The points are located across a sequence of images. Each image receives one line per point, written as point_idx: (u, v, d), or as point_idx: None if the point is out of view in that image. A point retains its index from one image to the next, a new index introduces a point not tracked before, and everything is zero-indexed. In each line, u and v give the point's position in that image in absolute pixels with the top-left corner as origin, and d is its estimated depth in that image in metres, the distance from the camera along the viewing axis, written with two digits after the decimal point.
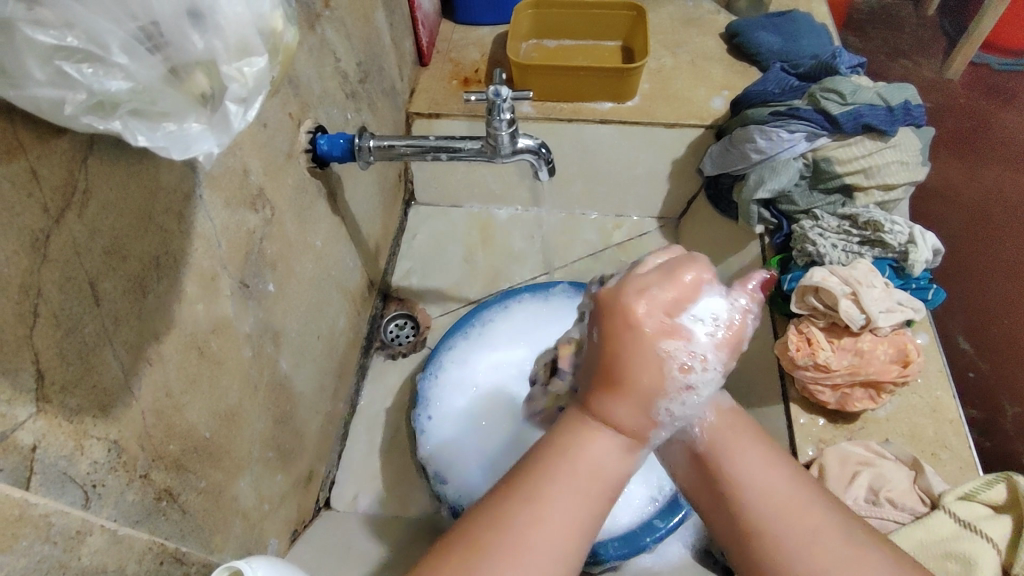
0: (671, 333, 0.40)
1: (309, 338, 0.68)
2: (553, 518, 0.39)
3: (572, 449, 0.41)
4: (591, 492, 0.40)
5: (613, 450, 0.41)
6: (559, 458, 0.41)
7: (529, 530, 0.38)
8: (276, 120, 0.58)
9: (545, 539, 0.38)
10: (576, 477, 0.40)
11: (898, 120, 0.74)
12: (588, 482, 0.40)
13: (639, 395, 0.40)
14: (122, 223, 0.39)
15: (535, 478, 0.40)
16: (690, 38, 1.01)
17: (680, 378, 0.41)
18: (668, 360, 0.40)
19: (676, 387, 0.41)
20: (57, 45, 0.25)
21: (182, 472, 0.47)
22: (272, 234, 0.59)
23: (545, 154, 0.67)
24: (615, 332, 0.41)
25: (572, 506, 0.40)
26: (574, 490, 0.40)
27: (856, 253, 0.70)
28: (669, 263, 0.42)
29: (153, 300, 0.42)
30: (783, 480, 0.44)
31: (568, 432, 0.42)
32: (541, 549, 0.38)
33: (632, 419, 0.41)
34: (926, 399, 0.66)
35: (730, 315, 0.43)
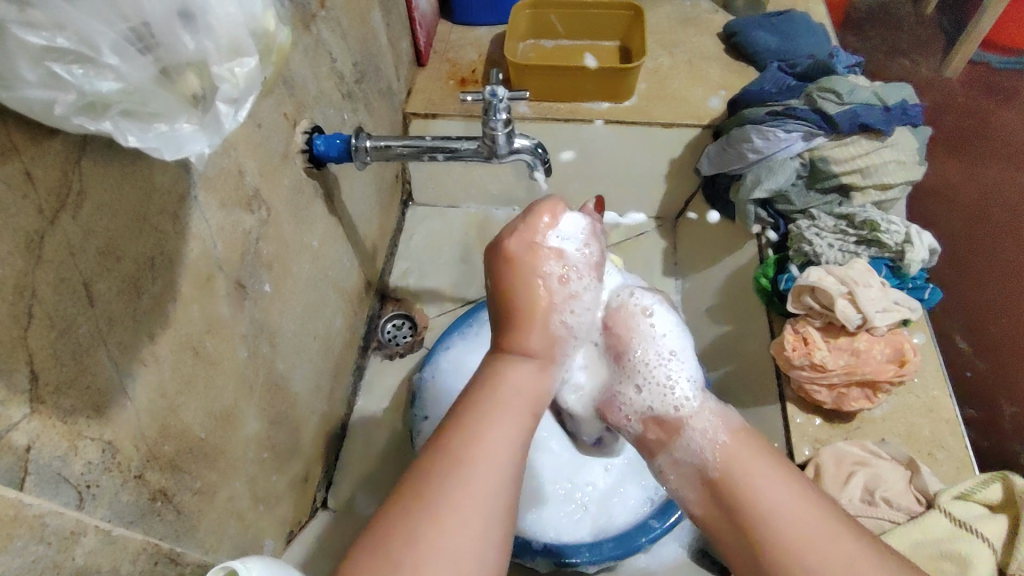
0: (537, 257, 0.51)
1: (306, 338, 0.68)
2: (490, 439, 0.42)
3: (497, 378, 0.46)
4: (521, 414, 0.44)
5: (531, 371, 0.47)
6: (489, 387, 0.45)
7: (470, 450, 0.41)
8: (271, 120, 0.58)
9: (486, 458, 0.41)
10: (510, 401, 0.45)
11: (895, 119, 0.74)
12: (516, 401, 0.45)
13: (527, 317, 0.49)
14: (116, 224, 0.39)
15: (474, 410, 0.43)
16: (688, 37, 1.01)
17: (561, 290, 0.51)
18: (547, 279, 0.51)
19: (561, 297, 0.51)
20: (47, 46, 0.24)
21: (177, 473, 0.47)
22: (268, 234, 0.59)
23: (541, 153, 0.67)
24: (506, 270, 0.51)
25: (507, 427, 0.43)
26: (502, 411, 0.44)
27: (852, 252, 0.70)
28: (532, 211, 0.53)
29: (148, 301, 0.42)
30: (790, 490, 0.45)
31: (491, 368, 0.47)
32: (482, 469, 0.40)
33: (540, 341, 0.49)
34: (922, 399, 0.66)
35: (583, 236, 0.54)
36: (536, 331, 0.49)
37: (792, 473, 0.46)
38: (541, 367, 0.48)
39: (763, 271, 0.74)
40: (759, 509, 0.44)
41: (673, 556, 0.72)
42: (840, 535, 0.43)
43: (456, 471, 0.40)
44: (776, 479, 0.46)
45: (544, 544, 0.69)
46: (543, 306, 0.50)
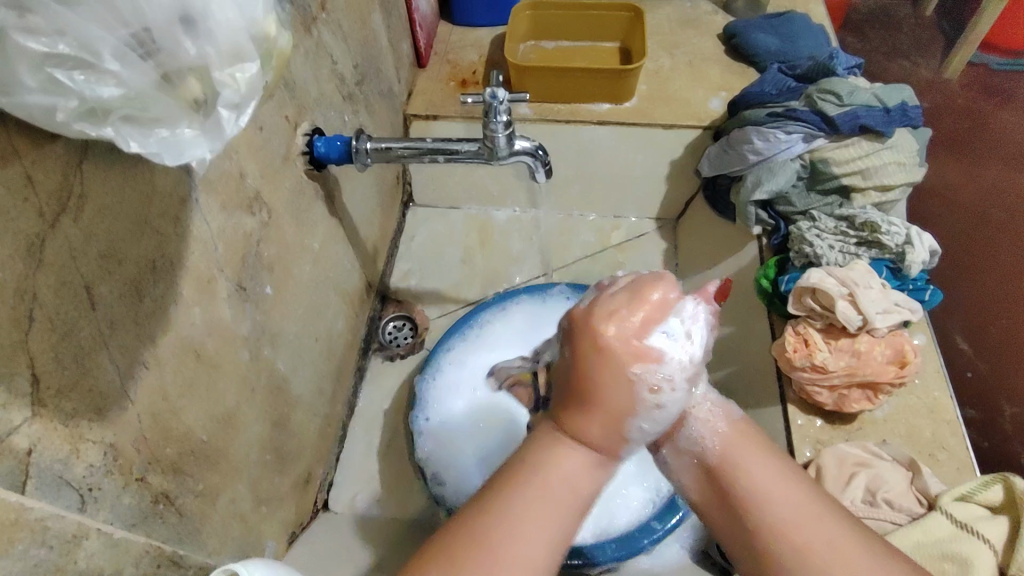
0: (637, 356, 0.42)
1: (307, 340, 0.68)
2: (531, 535, 0.39)
3: (546, 465, 0.41)
4: (567, 511, 0.41)
5: (585, 466, 0.42)
6: (539, 477, 0.41)
7: (508, 546, 0.39)
8: (272, 123, 0.58)
9: (523, 554, 0.39)
10: (556, 495, 0.41)
11: (896, 120, 0.74)
12: (565, 498, 0.41)
13: (605, 412, 0.42)
14: (117, 228, 0.39)
15: (516, 497, 0.40)
16: (688, 39, 1.01)
17: (650, 397, 0.43)
18: (638, 380, 0.42)
19: (647, 405, 0.43)
20: (48, 52, 0.24)
21: (179, 476, 0.47)
22: (269, 237, 0.59)
23: (542, 155, 0.67)
24: (593, 358, 0.42)
25: (550, 524, 0.40)
26: (548, 507, 0.40)
27: (853, 254, 0.70)
28: (635, 284, 0.44)
29: (149, 305, 0.42)
30: (785, 483, 0.45)
31: (544, 451, 0.42)
32: (516, 564, 0.39)
33: (605, 434, 0.42)
34: (923, 400, 0.66)
35: (691, 331, 0.45)
36: (607, 426, 0.42)
37: (790, 467, 0.46)
38: (601, 463, 0.43)
39: (764, 272, 0.74)
40: (755, 504, 0.44)
41: (675, 557, 0.72)
42: (827, 521, 0.43)
43: (490, 563, 0.38)
44: (773, 473, 0.45)
45: None
46: (626, 408, 0.42)
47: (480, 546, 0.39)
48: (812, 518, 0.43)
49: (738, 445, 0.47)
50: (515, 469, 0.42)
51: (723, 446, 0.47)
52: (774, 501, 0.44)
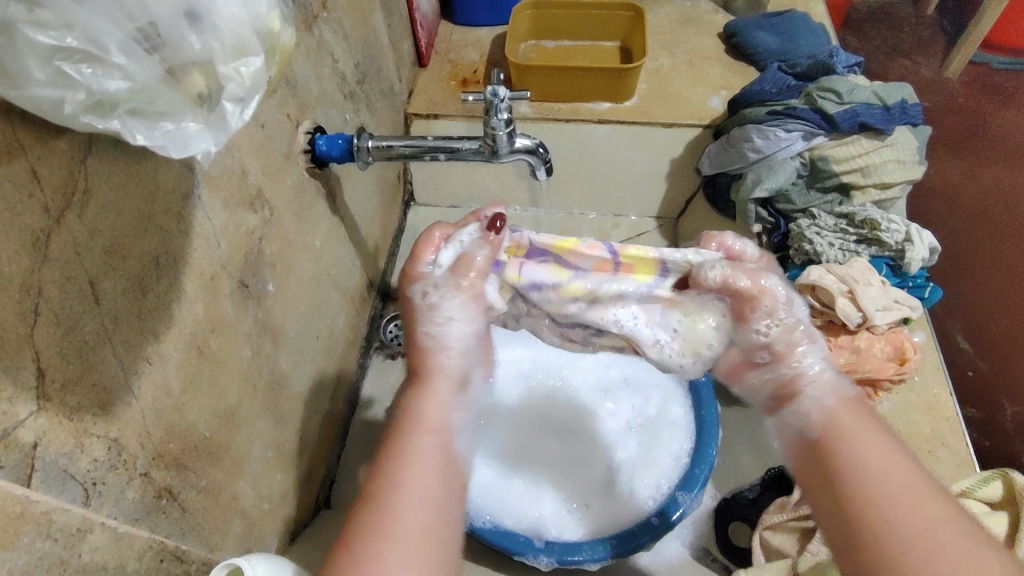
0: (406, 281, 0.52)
1: (309, 337, 0.68)
2: (414, 474, 0.43)
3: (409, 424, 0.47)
4: (433, 442, 0.46)
5: (434, 409, 0.48)
6: (404, 429, 0.46)
7: (392, 484, 0.42)
8: (274, 121, 0.58)
9: (403, 501, 0.42)
10: (421, 433, 0.46)
11: (895, 119, 0.74)
12: (427, 433, 0.46)
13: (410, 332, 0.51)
14: (122, 223, 0.39)
15: (391, 453, 0.45)
16: (688, 38, 1.01)
17: (423, 304, 0.51)
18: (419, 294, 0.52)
19: (424, 312, 0.51)
20: (56, 46, 0.25)
21: (182, 472, 0.47)
22: (271, 234, 0.59)
23: (543, 153, 0.67)
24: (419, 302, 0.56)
25: (424, 460, 0.44)
26: (417, 442, 0.45)
27: (853, 251, 0.71)
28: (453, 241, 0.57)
29: (152, 300, 0.43)
30: (902, 463, 0.45)
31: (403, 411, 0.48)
32: (408, 496, 0.42)
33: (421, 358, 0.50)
34: (922, 397, 0.66)
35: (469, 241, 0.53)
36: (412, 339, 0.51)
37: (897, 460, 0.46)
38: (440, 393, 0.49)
39: None
40: (859, 479, 0.45)
41: (674, 554, 0.72)
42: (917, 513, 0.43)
43: (386, 504, 0.41)
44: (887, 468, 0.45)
45: (546, 542, 0.69)
46: (416, 320, 0.51)
47: (377, 501, 0.42)
48: (917, 491, 0.43)
49: (847, 417, 0.49)
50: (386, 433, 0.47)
51: (834, 420, 0.49)
52: (873, 470, 0.45)
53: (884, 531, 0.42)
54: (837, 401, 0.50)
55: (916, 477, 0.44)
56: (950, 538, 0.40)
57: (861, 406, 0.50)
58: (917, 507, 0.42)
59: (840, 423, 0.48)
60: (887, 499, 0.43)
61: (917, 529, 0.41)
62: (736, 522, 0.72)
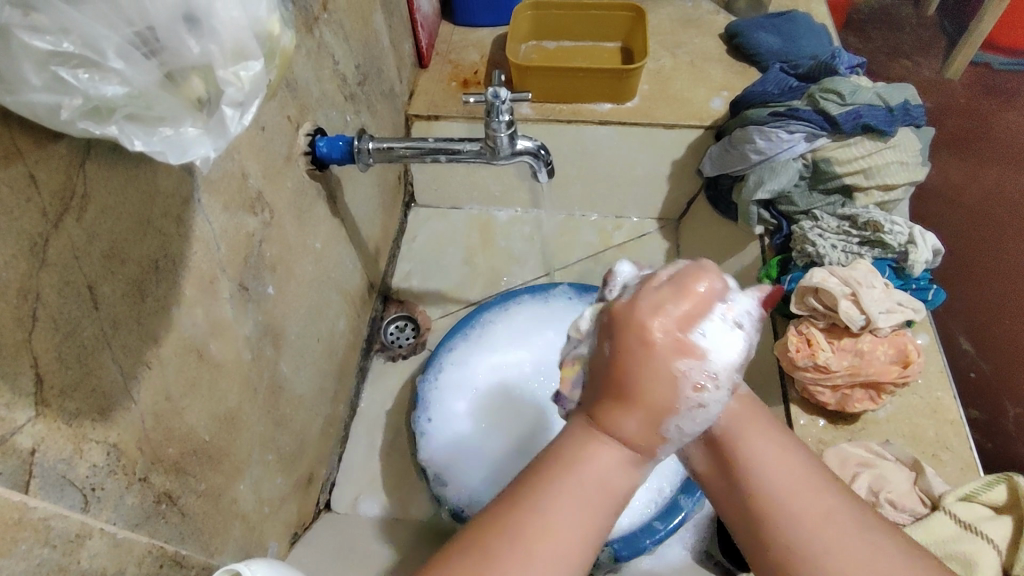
0: (683, 350, 0.38)
1: (310, 340, 0.68)
2: (561, 536, 0.37)
3: (576, 464, 0.38)
4: (600, 508, 0.38)
5: (619, 464, 0.38)
6: (568, 477, 0.38)
7: (534, 543, 0.36)
8: (273, 123, 0.58)
9: (540, 568, 0.36)
10: (585, 490, 0.38)
11: (898, 120, 0.74)
12: (599, 498, 0.38)
13: (639, 404, 0.38)
14: (120, 227, 0.39)
15: (531, 505, 0.37)
16: (689, 39, 1.01)
17: (691, 396, 0.39)
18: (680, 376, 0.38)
19: (687, 404, 0.39)
20: (53, 51, 0.24)
21: (182, 476, 0.47)
22: (271, 236, 0.59)
23: (544, 155, 0.67)
24: (630, 350, 0.38)
25: (580, 521, 0.37)
26: (578, 502, 0.37)
27: (856, 253, 0.70)
28: (676, 276, 0.40)
29: (152, 303, 0.42)
30: (795, 458, 0.43)
31: (569, 447, 0.39)
32: (546, 564, 0.36)
33: (642, 438, 0.38)
34: (926, 400, 0.66)
35: (737, 320, 0.41)
36: (646, 421, 0.38)
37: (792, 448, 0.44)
38: (634, 463, 0.39)
39: (766, 271, 0.75)
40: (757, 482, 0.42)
41: (676, 558, 0.72)
42: (824, 498, 0.41)
43: (512, 558, 0.36)
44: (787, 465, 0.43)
45: None
46: (661, 400, 0.38)
47: (509, 553, 0.36)
48: (815, 487, 0.42)
49: (748, 418, 0.45)
50: (545, 460, 0.39)
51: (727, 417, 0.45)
52: (774, 469, 0.42)
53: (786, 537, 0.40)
54: (741, 398, 0.45)
55: (810, 468, 0.43)
56: (851, 540, 0.40)
57: (755, 399, 0.46)
58: (819, 506, 0.41)
59: (741, 420, 0.44)
60: (786, 503, 0.41)
61: (825, 530, 0.40)
62: None
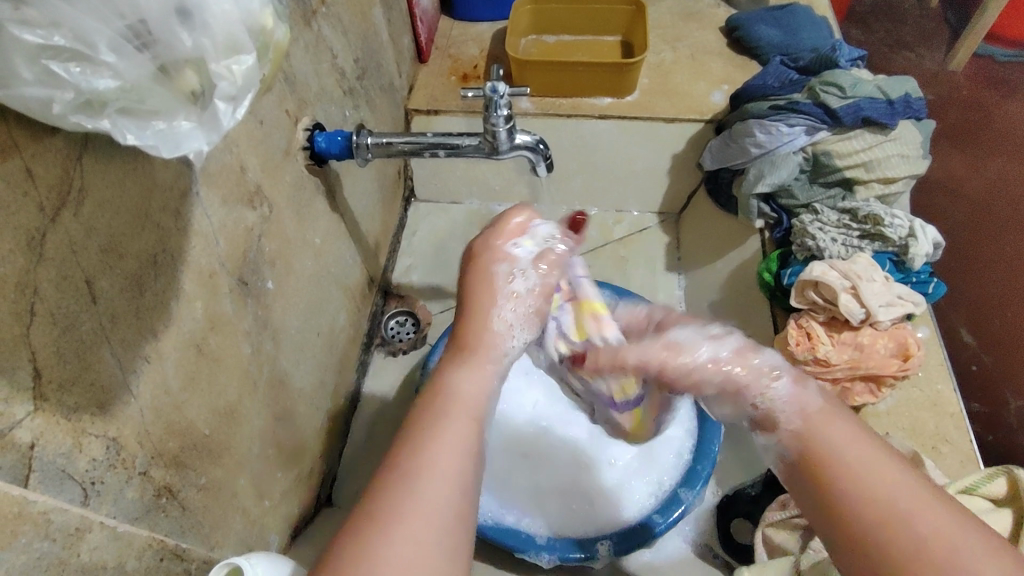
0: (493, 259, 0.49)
1: (310, 334, 0.68)
2: (438, 450, 0.40)
3: (448, 390, 0.43)
4: (463, 417, 0.42)
5: (473, 378, 0.44)
6: (439, 398, 0.43)
7: (416, 456, 0.39)
8: (271, 117, 0.58)
9: (425, 479, 0.38)
10: (453, 407, 0.42)
11: (899, 112, 0.73)
12: (460, 408, 0.42)
13: (472, 319, 0.47)
14: (118, 222, 0.39)
15: (420, 427, 0.41)
16: (690, 32, 1.01)
17: (508, 289, 0.48)
18: (499, 278, 0.48)
19: (506, 296, 0.48)
20: (44, 44, 0.24)
21: (181, 470, 0.47)
22: (270, 231, 0.59)
23: (543, 149, 0.66)
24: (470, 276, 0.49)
25: (450, 438, 0.40)
26: (451, 420, 0.41)
27: (856, 247, 0.70)
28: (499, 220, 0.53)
29: (150, 298, 0.43)
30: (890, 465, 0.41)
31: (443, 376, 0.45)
32: (432, 478, 0.38)
33: (478, 337, 0.46)
34: (926, 393, 0.66)
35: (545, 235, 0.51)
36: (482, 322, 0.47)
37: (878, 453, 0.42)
38: (487, 369, 0.45)
39: (767, 265, 0.74)
40: (850, 495, 0.40)
41: (675, 552, 0.71)
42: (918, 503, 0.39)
43: (398, 475, 0.38)
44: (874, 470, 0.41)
45: (547, 540, 0.69)
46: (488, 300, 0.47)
47: (395, 485, 0.38)
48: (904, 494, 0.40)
49: (828, 438, 0.43)
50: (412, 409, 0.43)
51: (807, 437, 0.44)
52: (871, 469, 0.41)
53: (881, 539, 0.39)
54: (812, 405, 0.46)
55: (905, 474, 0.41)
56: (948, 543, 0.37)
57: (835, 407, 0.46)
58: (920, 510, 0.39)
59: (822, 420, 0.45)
60: (887, 504, 0.39)
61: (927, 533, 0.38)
62: (739, 518, 0.71)
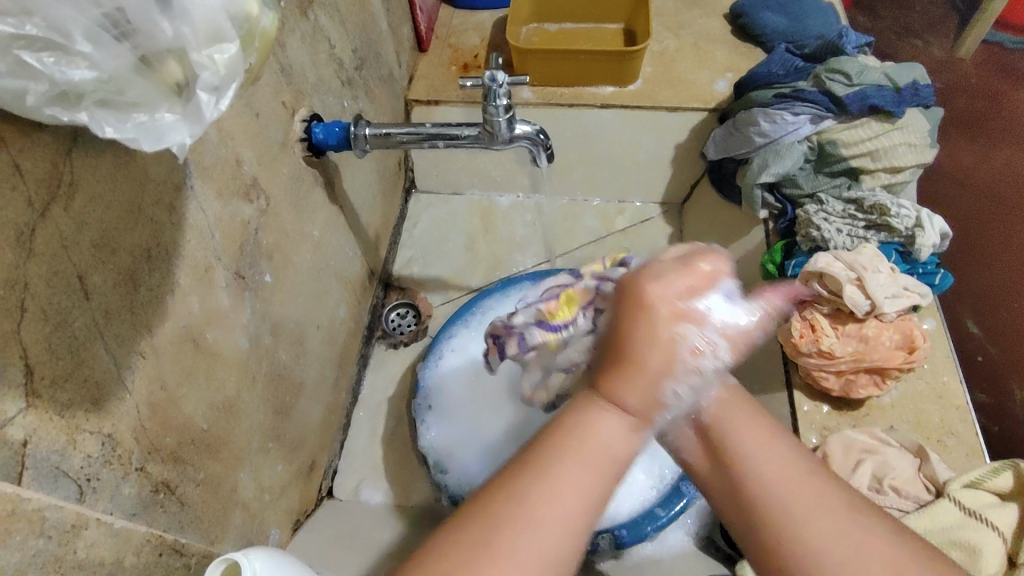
0: (681, 314, 0.37)
1: (310, 327, 0.67)
2: (563, 503, 0.36)
3: (580, 428, 0.37)
4: (603, 476, 0.37)
5: (622, 431, 0.37)
6: (569, 441, 0.37)
7: (536, 508, 0.35)
8: (268, 109, 0.57)
9: (543, 539, 0.35)
10: (590, 456, 0.37)
11: (906, 101, 0.72)
12: (603, 464, 0.37)
13: (635, 366, 0.37)
14: (110, 216, 0.39)
15: (545, 468, 0.36)
16: (694, 20, 0.99)
17: (691, 361, 0.37)
18: (679, 342, 0.37)
19: (688, 369, 0.37)
20: (16, 33, 0.24)
21: (179, 465, 0.47)
22: (267, 224, 0.58)
23: (543, 140, 0.64)
24: (636, 315, 0.37)
25: (583, 492, 0.36)
26: (587, 473, 0.37)
27: (862, 237, 0.68)
28: (687, 254, 0.40)
29: (145, 292, 0.42)
30: (786, 449, 0.43)
31: (575, 409, 0.38)
32: (545, 531, 0.35)
33: (641, 396, 0.37)
34: (933, 385, 0.65)
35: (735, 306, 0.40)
36: (640, 384, 0.37)
37: (782, 444, 0.43)
38: (640, 429, 0.38)
39: (770, 256, 0.73)
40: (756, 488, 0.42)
41: (679, 545, 0.71)
42: (825, 500, 0.40)
43: (510, 536, 0.35)
44: (773, 464, 0.42)
45: None
46: (643, 335, 0.37)
47: (502, 525, 0.35)
48: (808, 488, 0.41)
49: (739, 419, 0.44)
50: (539, 433, 0.39)
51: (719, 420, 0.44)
52: (766, 472, 0.42)
53: (797, 539, 0.40)
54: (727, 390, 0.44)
55: (804, 468, 0.42)
56: (876, 544, 0.39)
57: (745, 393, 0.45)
58: (817, 502, 0.40)
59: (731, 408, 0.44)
60: (784, 503, 0.40)
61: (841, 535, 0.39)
62: None
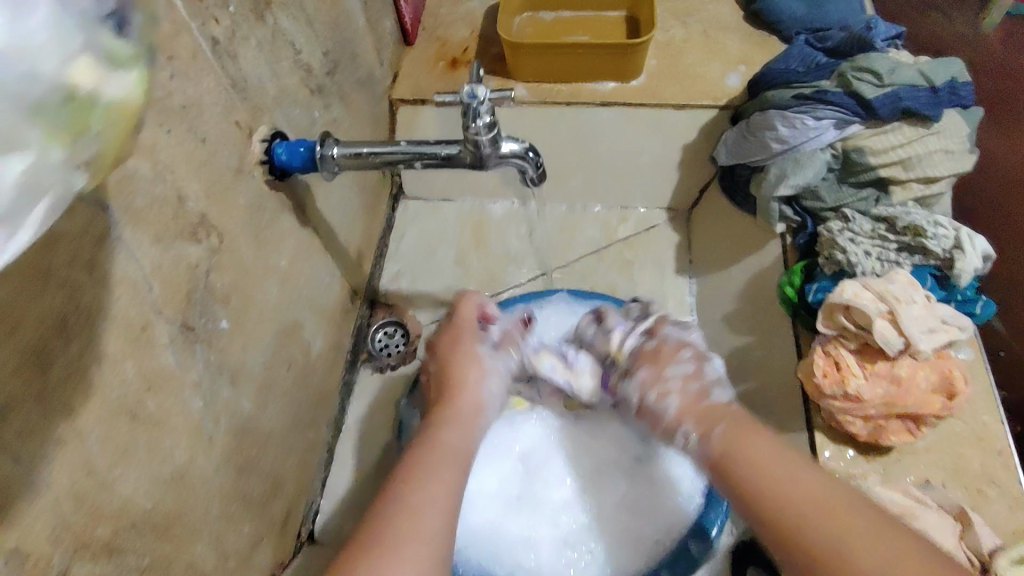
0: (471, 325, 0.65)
1: (279, 367, 0.61)
2: (431, 487, 0.46)
3: (428, 448, 0.50)
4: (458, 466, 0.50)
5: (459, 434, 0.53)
6: (426, 450, 0.50)
7: (411, 495, 0.45)
8: (217, 131, 0.50)
9: (422, 513, 0.44)
10: (439, 461, 0.49)
11: (943, 102, 0.63)
12: (451, 458, 0.50)
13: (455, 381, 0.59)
14: (4, 288, 0.32)
15: (412, 470, 0.48)
16: (702, 5, 0.91)
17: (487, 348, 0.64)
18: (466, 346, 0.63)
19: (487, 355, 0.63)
20: None
21: (117, 557, 0.41)
22: (221, 263, 0.51)
23: (533, 158, 0.56)
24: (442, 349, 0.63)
25: (443, 479, 0.47)
26: (442, 467, 0.48)
27: (893, 261, 0.60)
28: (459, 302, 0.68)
29: (61, 370, 0.36)
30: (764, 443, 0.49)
31: (426, 439, 0.52)
32: (427, 510, 0.44)
33: (471, 399, 0.58)
34: (971, 427, 0.58)
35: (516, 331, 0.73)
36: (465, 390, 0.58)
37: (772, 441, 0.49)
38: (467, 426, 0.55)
39: (788, 279, 0.65)
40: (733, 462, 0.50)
41: None
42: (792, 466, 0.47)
43: (397, 511, 0.44)
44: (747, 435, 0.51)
45: None
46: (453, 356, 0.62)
47: (394, 510, 0.44)
48: (775, 462, 0.47)
49: (728, 435, 0.51)
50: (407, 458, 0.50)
51: (727, 445, 0.50)
52: (751, 458, 0.48)
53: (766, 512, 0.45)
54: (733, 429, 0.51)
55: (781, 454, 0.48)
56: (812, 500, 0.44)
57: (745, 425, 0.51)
58: (792, 473, 0.46)
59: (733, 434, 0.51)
60: (759, 484, 0.47)
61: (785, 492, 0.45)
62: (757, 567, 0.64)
